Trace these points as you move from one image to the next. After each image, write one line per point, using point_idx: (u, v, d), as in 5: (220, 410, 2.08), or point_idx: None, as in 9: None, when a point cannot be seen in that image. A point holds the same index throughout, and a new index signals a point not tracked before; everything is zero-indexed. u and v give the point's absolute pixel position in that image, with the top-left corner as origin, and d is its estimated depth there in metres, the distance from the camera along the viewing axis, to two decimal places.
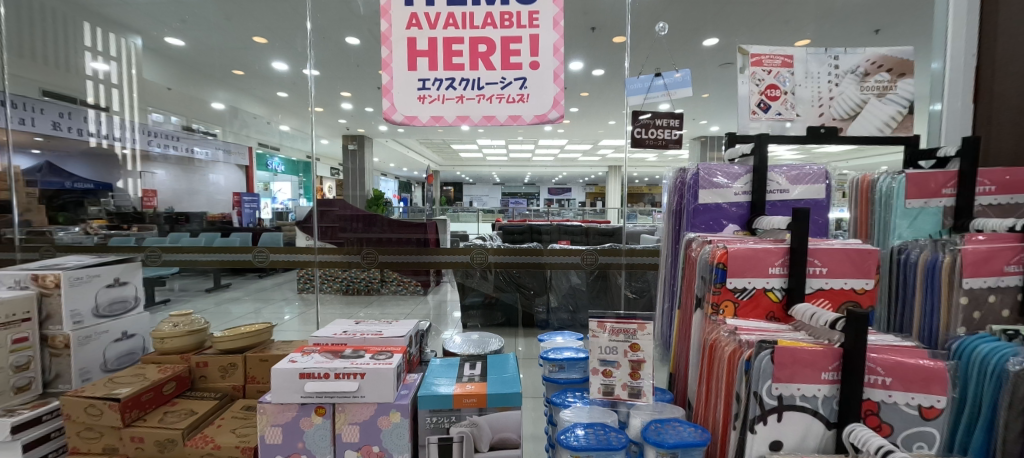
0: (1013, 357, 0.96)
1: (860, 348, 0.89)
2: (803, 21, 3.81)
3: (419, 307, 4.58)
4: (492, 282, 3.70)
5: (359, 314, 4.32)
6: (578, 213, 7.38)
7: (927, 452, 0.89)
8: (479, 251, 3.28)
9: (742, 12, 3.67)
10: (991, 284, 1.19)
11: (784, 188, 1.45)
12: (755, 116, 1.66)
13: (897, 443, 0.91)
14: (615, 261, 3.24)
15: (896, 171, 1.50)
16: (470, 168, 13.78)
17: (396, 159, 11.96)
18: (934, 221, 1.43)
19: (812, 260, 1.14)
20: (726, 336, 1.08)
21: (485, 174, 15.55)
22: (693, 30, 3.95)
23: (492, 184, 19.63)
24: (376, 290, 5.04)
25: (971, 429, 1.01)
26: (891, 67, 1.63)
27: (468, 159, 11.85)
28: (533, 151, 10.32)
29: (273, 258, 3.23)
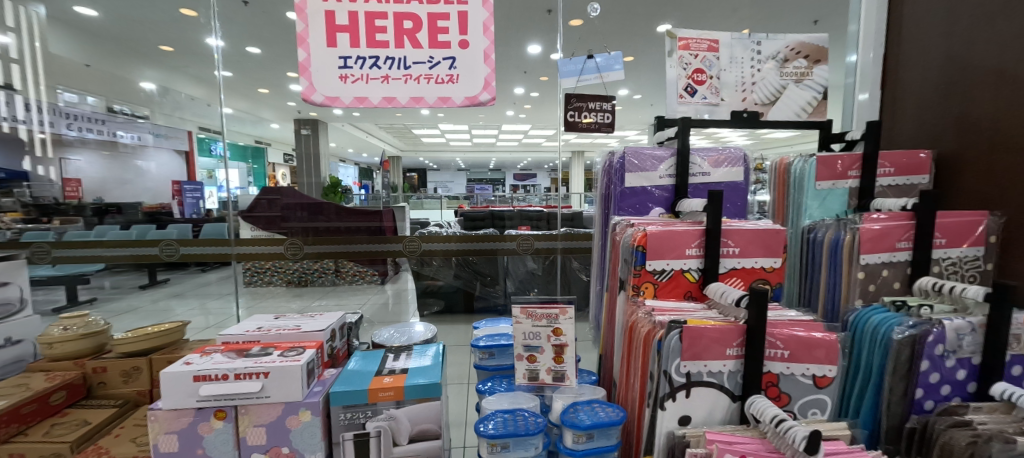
0: (898, 325, 1.04)
1: (761, 325, 0.93)
2: (751, 11, 3.97)
3: (376, 297, 4.48)
4: (452, 270, 3.68)
5: (311, 307, 4.17)
6: (542, 199, 7.38)
7: (819, 417, 0.96)
8: (410, 239, 3.20)
9: (691, 4, 3.79)
10: (885, 259, 1.29)
11: (705, 171, 1.48)
12: (683, 100, 1.69)
13: (795, 410, 0.97)
14: (551, 246, 3.30)
15: (808, 154, 1.58)
16: (433, 154, 13.53)
17: (354, 145, 11.54)
18: (841, 201, 1.52)
19: (726, 241, 1.19)
20: (644, 317, 1.10)
21: (448, 159, 15.40)
22: (647, 18, 4.04)
23: (455, 169, 19.38)
24: (329, 281, 4.84)
25: (861, 393, 1.09)
26: (808, 53, 1.70)
27: (430, 145, 11.62)
28: (495, 136, 10.23)
29: (184, 252, 3.02)
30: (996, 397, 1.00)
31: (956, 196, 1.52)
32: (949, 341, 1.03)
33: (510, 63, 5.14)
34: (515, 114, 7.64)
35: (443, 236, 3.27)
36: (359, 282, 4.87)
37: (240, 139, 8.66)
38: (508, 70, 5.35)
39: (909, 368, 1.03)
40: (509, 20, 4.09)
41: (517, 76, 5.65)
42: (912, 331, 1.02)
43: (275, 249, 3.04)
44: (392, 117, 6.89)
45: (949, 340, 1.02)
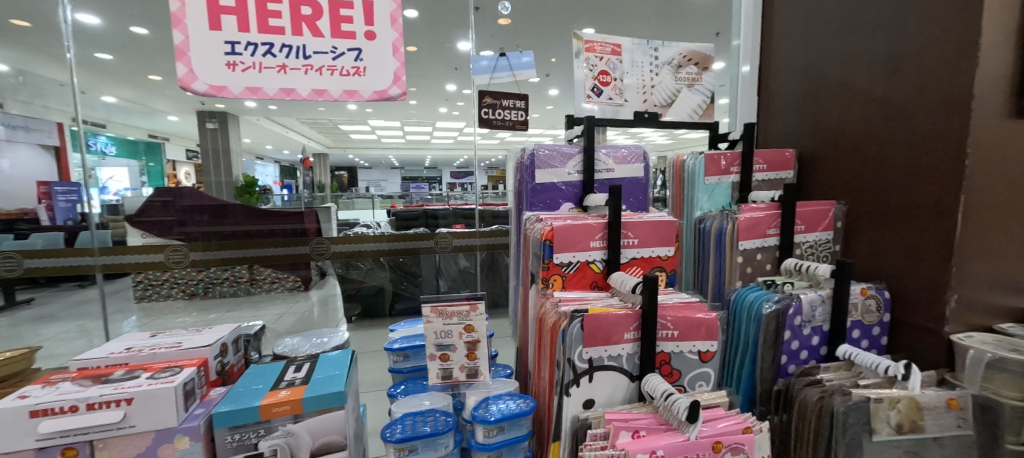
0: (766, 302, 1.27)
1: (653, 309, 1.02)
2: (668, 21, 4.31)
3: (297, 305, 4.18)
4: (387, 274, 3.66)
5: (220, 319, 3.80)
6: (479, 197, 7.35)
7: (704, 388, 1.08)
8: (317, 240, 3.00)
9: (616, 9, 4.00)
10: (759, 244, 1.48)
11: (609, 168, 1.58)
12: (590, 100, 1.76)
13: (683, 383, 1.09)
14: (470, 243, 3.33)
15: (698, 152, 1.74)
16: (362, 151, 12.91)
17: (272, 141, 10.65)
18: (726, 194, 1.70)
19: (626, 232, 1.29)
20: (552, 307, 1.16)
21: (380, 157, 14.77)
22: (576, 20, 4.21)
23: (388, 168, 18.65)
24: (242, 290, 4.38)
25: (744, 359, 1.32)
26: (697, 60, 1.87)
27: (358, 141, 11.07)
28: (427, 133, 10.01)
29: (32, 264, 2.56)
30: (840, 356, 1.26)
31: (815, 184, 1.79)
32: (806, 313, 1.26)
33: (442, 59, 5.07)
34: (448, 110, 7.56)
35: (375, 236, 3.19)
36: (277, 288, 4.44)
37: (132, 133, 7.21)
38: (438, 65, 5.28)
39: (775, 339, 1.26)
40: (438, 16, 4.04)
41: (448, 72, 5.59)
42: (776, 307, 1.25)
43: (152, 257, 2.69)
44: (312, 111, 6.47)
45: (804, 312, 1.26)
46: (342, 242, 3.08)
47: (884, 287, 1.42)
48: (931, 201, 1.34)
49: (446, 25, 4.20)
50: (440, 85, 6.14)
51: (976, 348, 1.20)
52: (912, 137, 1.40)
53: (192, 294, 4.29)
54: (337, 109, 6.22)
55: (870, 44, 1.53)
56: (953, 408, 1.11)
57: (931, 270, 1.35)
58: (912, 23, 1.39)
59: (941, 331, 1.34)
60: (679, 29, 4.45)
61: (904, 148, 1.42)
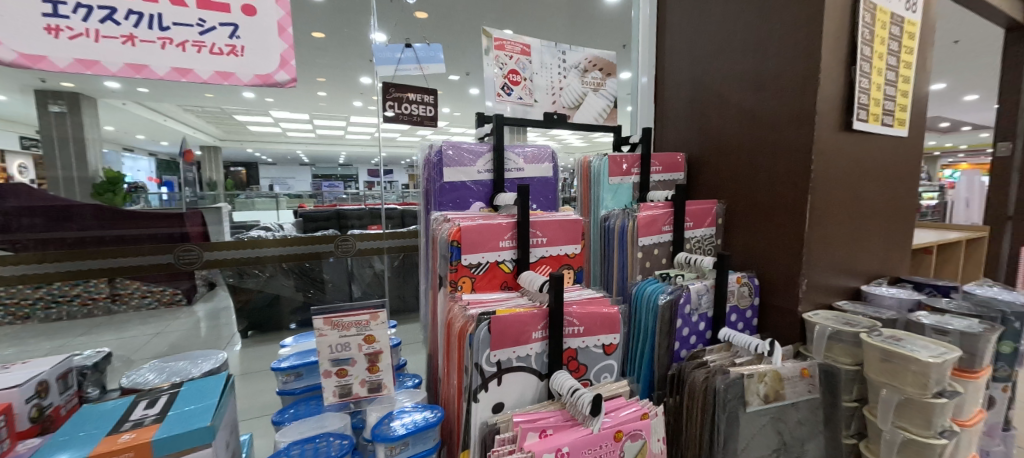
0: (663, 293, 1.48)
1: (559, 309, 1.11)
2: (583, 32, 4.53)
3: (177, 321, 3.64)
4: (291, 283, 3.36)
5: (74, 341, 3.19)
6: (396, 198, 7.07)
7: (609, 378, 1.22)
8: (183, 248, 2.70)
9: (535, 14, 4.10)
10: (655, 240, 1.63)
11: (519, 167, 1.57)
12: (500, 98, 1.73)
13: (591, 377, 1.21)
14: (375, 246, 3.29)
15: (603, 153, 1.81)
16: (262, 145, 11.71)
17: (149, 131, 9.20)
18: (628, 194, 1.80)
19: (535, 231, 1.30)
20: (460, 310, 1.15)
21: (284, 153, 13.54)
22: (495, 20, 4.22)
23: (294, 164, 17.19)
24: (99, 309, 3.65)
25: (644, 345, 1.52)
26: (601, 67, 1.95)
27: (258, 134, 10.01)
28: (339, 128, 9.40)
29: None
30: (721, 339, 1.52)
31: (702, 188, 1.98)
32: (694, 301, 1.50)
33: (354, 50, 4.77)
34: (362, 104, 7.18)
35: (285, 238, 2.99)
36: (150, 304, 3.82)
37: None
38: (350, 56, 4.98)
39: (669, 327, 1.48)
40: (350, 4, 3.79)
41: (361, 64, 5.29)
42: (671, 297, 1.47)
43: None
44: (199, 97, 5.69)
45: (693, 301, 1.50)
46: (246, 245, 2.83)
47: (754, 275, 1.69)
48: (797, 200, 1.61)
49: (358, 14, 3.97)
50: (353, 77, 5.79)
51: (823, 327, 1.54)
52: (774, 146, 1.67)
53: (25, 317, 3.44)
54: (230, 98, 5.55)
55: (741, 62, 1.76)
56: (806, 376, 1.37)
57: (788, 259, 1.65)
58: (772, 47, 1.64)
59: (794, 310, 1.65)
60: (592, 39, 4.71)
61: (770, 159, 1.68)
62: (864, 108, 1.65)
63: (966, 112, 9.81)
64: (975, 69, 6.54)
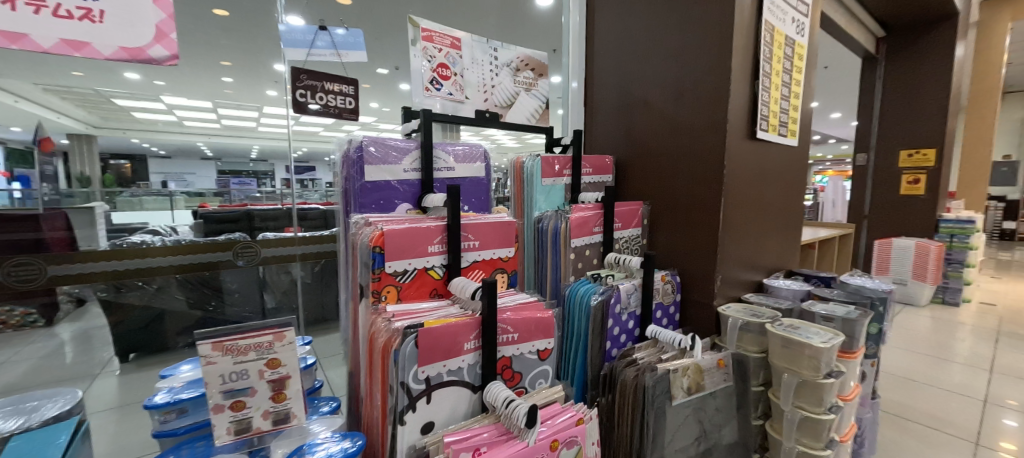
0: (595, 294, 1.48)
1: (492, 316, 1.06)
2: (512, 33, 4.57)
3: (33, 345, 3.03)
4: (183, 297, 3.01)
5: None
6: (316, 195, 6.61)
7: (544, 384, 1.20)
8: None
9: (464, 9, 4.03)
10: (587, 241, 1.63)
11: (449, 166, 1.48)
12: (429, 93, 1.61)
13: (526, 384, 1.18)
14: (286, 253, 3.31)
15: (535, 154, 1.76)
16: (155, 136, 10.35)
17: None
18: (560, 196, 1.78)
19: (466, 235, 1.24)
20: (383, 324, 1.05)
21: (184, 146, 12.10)
22: (424, 11, 4.07)
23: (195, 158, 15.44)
24: None
25: (577, 348, 1.51)
26: (533, 67, 1.91)
27: (148, 123, 8.81)
28: (249, 119, 8.57)
29: None
30: (648, 336, 1.56)
31: (629, 190, 2.01)
32: (623, 300, 1.52)
33: (266, 32, 4.36)
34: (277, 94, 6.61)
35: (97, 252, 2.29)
36: None
37: None
38: (262, 39, 4.54)
39: (600, 327, 1.48)
40: None
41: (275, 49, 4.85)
42: (603, 297, 1.47)
43: None
44: (68, 76, 4.84)
45: (622, 300, 1.52)
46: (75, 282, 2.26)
47: (676, 273, 1.76)
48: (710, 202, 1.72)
49: None
50: (266, 63, 5.30)
51: (736, 319, 1.68)
52: (694, 152, 1.76)
53: None
54: (107, 77, 4.77)
55: (664, 69, 1.83)
56: (721, 367, 1.48)
57: (705, 258, 1.75)
58: (693, 54, 1.74)
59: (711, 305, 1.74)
60: (521, 41, 4.76)
61: (689, 163, 1.78)
62: (764, 119, 1.83)
63: (832, 125, 11.47)
64: (839, 87, 7.65)
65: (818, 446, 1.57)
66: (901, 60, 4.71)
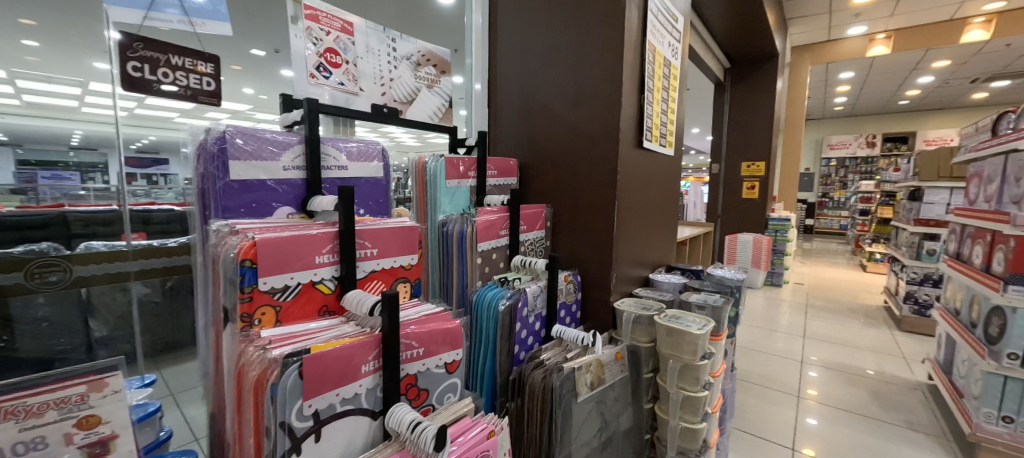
0: (503, 298, 1.43)
1: (394, 333, 0.95)
2: (403, 28, 4.40)
3: None
4: None
5: None
6: None
7: (453, 399, 1.11)
8: None
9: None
10: (493, 244, 1.59)
11: (342, 164, 1.31)
12: (315, 81, 1.40)
13: (434, 401, 1.09)
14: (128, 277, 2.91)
15: (438, 154, 1.65)
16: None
17: None
18: (465, 198, 1.70)
19: (362, 242, 1.11)
20: (255, 354, 0.87)
21: None
22: None
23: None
24: None
25: (485, 357, 1.44)
26: (436, 63, 1.80)
27: None
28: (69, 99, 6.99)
29: None
30: (554, 336, 1.56)
31: (532, 192, 2.00)
32: (530, 303, 1.50)
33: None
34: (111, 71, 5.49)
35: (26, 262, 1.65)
36: None
37: None
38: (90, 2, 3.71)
39: (509, 332, 1.44)
40: None
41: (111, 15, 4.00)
42: (510, 302, 1.43)
43: None
44: None
45: (530, 303, 1.50)
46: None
47: (578, 273, 1.78)
48: (606, 206, 1.78)
49: None
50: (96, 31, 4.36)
51: (631, 313, 1.75)
52: (592, 158, 1.81)
53: None
54: None
55: (563, 77, 1.86)
56: (620, 359, 1.53)
57: (603, 259, 1.81)
58: (589, 63, 1.78)
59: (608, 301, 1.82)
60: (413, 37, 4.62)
61: (589, 168, 1.82)
62: (648, 130, 1.96)
63: (692, 137, 13.21)
64: (696, 105, 8.85)
65: (696, 421, 1.72)
66: (745, 87, 5.73)
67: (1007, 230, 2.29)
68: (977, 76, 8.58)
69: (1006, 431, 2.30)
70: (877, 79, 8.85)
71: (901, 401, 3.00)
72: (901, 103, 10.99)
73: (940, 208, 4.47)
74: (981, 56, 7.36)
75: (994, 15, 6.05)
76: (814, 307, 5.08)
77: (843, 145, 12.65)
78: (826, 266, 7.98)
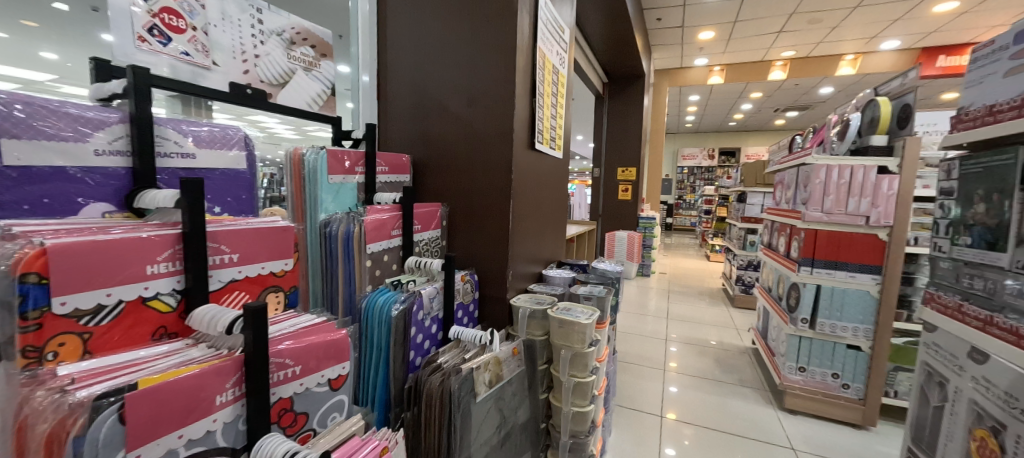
0: (395, 303, 1.31)
1: (260, 355, 0.81)
2: None
3: None
4: None
5: None
6: None
7: (339, 419, 1.00)
8: None
9: None
10: (385, 246, 1.47)
11: (188, 152, 1.08)
12: (146, 46, 1.12)
13: (314, 424, 0.97)
14: None
15: (318, 146, 1.45)
16: None
17: None
18: (352, 195, 1.53)
19: (216, 245, 0.94)
20: (45, 397, 0.67)
21: None
22: None
23: None
24: None
25: (376, 369, 1.31)
26: (314, 43, 1.58)
27: None
28: None
29: None
30: (452, 338, 1.48)
31: (427, 190, 1.90)
32: (425, 306, 1.41)
33: None
34: None
35: None
36: None
37: None
38: None
39: (403, 338, 1.32)
40: None
41: None
42: (403, 307, 1.31)
43: None
44: None
45: (425, 306, 1.40)
46: None
47: (474, 272, 1.74)
48: (502, 205, 1.76)
49: None
50: None
51: (526, 308, 1.75)
52: (487, 157, 1.77)
53: None
54: None
55: (457, 72, 1.79)
56: (516, 354, 1.51)
57: (500, 258, 1.79)
58: (483, 62, 1.74)
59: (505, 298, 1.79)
60: None
61: (485, 167, 1.77)
62: (540, 132, 1.98)
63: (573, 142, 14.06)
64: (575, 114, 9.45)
65: (584, 403, 1.80)
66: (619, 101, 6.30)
67: (799, 224, 2.77)
68: (780, 107, 10.67)
69: (800, 378, 2.80)
70: (715, 104, 10.46)
71: (735, 364, 3.53)
72: (732, 124, 13.17)
73: (758, 208, 5.35)
74: (781, 93, 9.17)
75: (788, 62, 7.68)
76: (674, 292, 5.76)
77: (692, 157, 14.64)
78: (681, 257, 9.15)
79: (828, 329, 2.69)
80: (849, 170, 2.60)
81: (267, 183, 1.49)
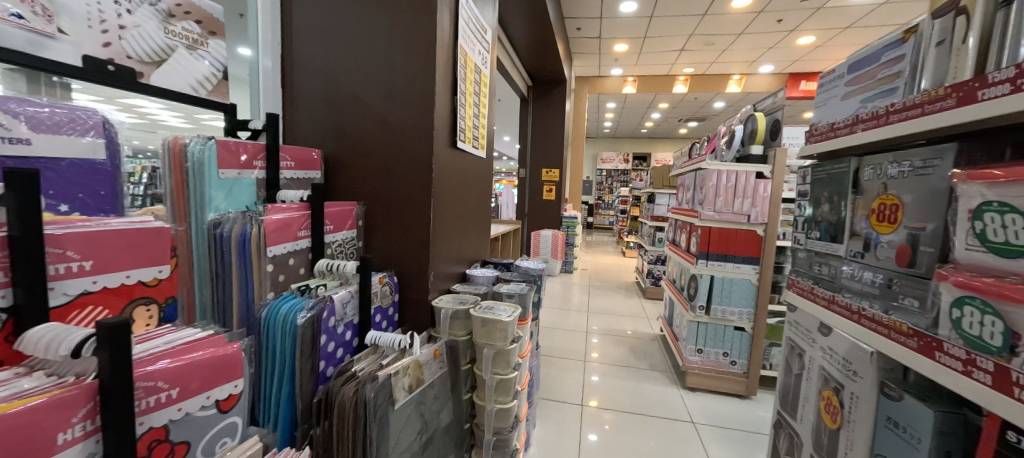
0: (302, 310, 1.20)
1: (121, 382, 0.69)
2: None
3: None
4: None
5: None
6: None
7: (230, 445, 0.89)
8: None
9: None
10: (290, 248, 1.35)
11: (25, 138, 0.88)
12: None
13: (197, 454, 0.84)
14: None
15: (204, 136, 1.26)
16: None
17: None
18: (248, 193, 1.37)
19: (59, 251, 0.79)
20: None
21: None
22: None
23: None
24: None
25: (281, 384, 1.18)
26: (199, 18, 1.37)
27: None
28: None
29: None
30: (368, 344, 1.39)
31: (340, 188, 1.77)
32: (338, 312, 1.30)
33: None
34: None
35: None
36: None
37: None
38: None
39: (311, 348, 1.21)
40: None
41: None
42: (311, 314, 1.20)
43: None
44: None
45: (337, 312, 1.30)
46: None
47: (393, 274, 1.66)
48: (422, 205, 1.69)
49: None
50: None
51: (448, 309, 1.70)
52: (405, 154, 1.69)
53: None
54: None
55: (372, 65, 1.68)
56: (438, 356, 1.46)
57: (420, 260, 1.71)
58: (400, 56, 1.66)
59: (427, 300, 1.73)
60: None
61: (404, 165, 1.69)
62: (462, 131, 1.94)
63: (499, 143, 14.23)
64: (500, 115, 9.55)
65: (507, 400, 1.80)
66: (541, 104, 6.48)
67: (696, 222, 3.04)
68: (683, 118, 11.69)
69: (698, 358, 3.06)
70: (628, 112, 11.19)
71: (647, 350, 3.78)
72: (643, 131, 14.17)
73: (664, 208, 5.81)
74: (683, 105, 10.06)
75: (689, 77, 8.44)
76: (594, 287, 6.04)
77: (609, 160, 15.47)
78: (600, 253, 9.65)
79: (719, 314, 2.99)
80: (735, 174, 2.89)
81: (146, 179, 1.23)
